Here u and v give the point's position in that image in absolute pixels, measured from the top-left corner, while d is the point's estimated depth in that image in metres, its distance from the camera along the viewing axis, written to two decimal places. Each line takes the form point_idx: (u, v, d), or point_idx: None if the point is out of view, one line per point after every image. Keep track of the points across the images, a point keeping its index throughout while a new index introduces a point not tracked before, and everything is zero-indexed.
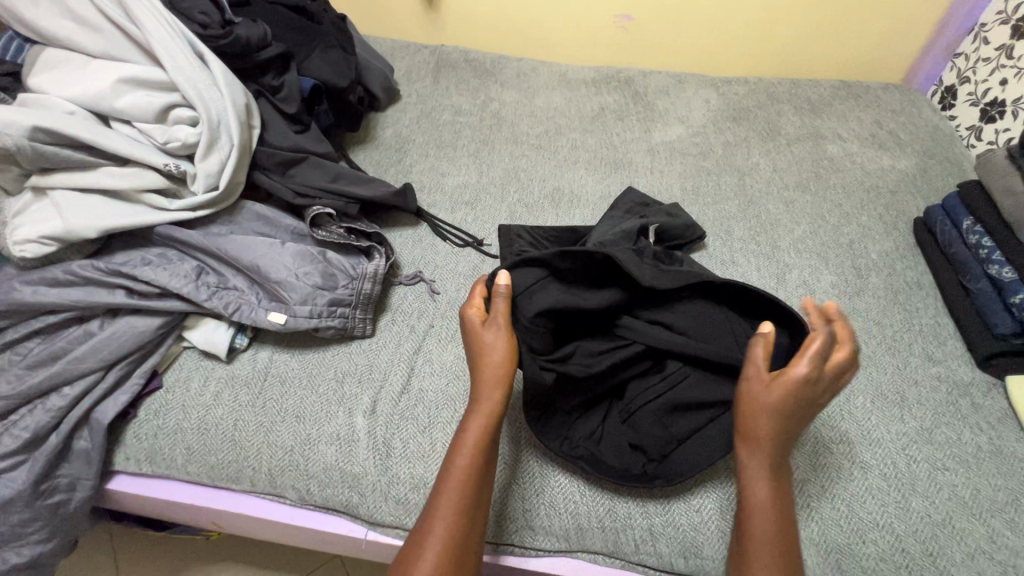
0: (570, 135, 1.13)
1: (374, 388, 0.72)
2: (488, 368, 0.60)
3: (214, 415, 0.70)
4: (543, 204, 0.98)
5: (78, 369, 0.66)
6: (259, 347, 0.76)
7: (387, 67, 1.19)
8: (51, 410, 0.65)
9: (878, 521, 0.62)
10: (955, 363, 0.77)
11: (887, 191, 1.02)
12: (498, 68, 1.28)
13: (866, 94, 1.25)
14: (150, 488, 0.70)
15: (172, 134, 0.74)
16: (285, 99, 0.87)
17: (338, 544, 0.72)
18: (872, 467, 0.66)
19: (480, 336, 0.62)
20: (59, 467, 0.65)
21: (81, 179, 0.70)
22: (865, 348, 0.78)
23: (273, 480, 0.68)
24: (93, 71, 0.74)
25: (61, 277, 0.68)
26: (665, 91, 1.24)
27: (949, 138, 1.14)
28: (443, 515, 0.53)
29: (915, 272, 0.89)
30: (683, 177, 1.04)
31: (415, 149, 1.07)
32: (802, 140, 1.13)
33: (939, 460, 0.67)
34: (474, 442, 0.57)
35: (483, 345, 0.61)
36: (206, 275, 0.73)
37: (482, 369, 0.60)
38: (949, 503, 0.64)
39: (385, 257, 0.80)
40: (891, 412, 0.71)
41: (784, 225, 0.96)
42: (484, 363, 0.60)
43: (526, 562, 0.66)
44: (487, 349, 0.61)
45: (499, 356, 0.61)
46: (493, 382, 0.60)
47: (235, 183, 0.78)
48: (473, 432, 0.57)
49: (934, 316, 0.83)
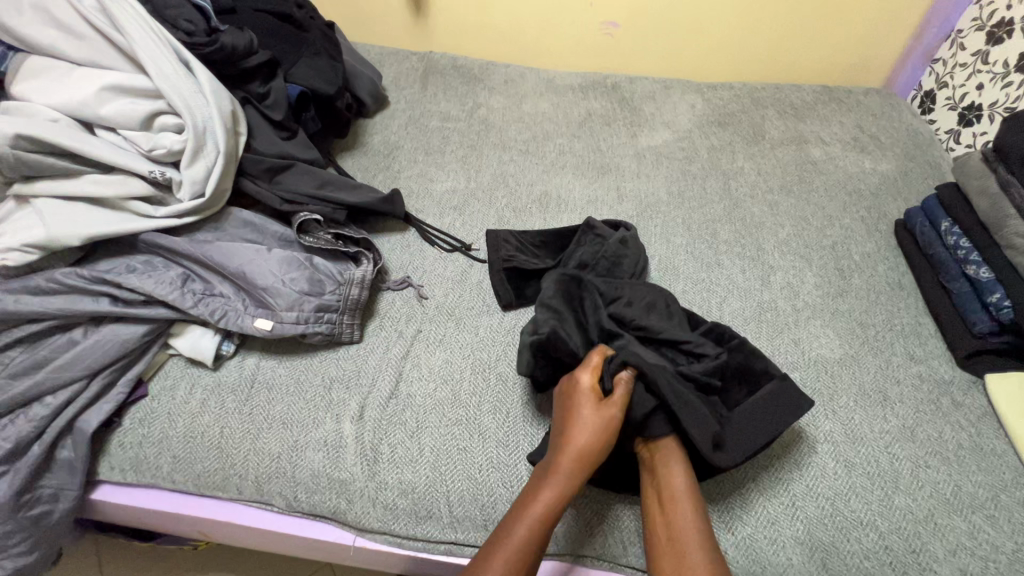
0: (558, 140, 1.14)
1: (361, 394, 0.72)
2: (585, 442, 0.58)
3: (200, 423, 0.69)
4: (531, 209, 0.99)
5: (62, 378, 0.65)
6: (246, 354, 0.75)
7: (375, 74, 1.20)
8: (34, 420, 0.64)
9: (862, 519, 0.63)
10: (937, 362, 0.79)
11: (869, 193, 1.04)
12: (486, 75, 1.29)
13: (848, 98, 1.27)
14: (134, 498, 0.69)
15: (157, 141, 0.74)
16: (271, 105, 0.87)
17: (326, 552, 0.71)
18: (856, 466, 0.67)
19: (582, 404, 0.61)
20: (42, 477, 0.65)
21: (65, 187, 0.70)
22: (849, 349, 0.79)
23: (260, 488, 0.67)
24: (78, 78, 0.74)
25: (43, 285, 0.67)
26: (650, 97, 1.26)
27: (928, 141, 1.16)
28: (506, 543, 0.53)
29: (896, 273, 0.91)
30: (669, 181, 1.05)
31: (403, 155, 1.08)
32: (786, 144, 1.15)
33: (922, 458, 0.68)
34: (551, 507, 0.56)
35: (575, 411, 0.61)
36: (191, 282, 0.72)
37: (572, 438, 0.59)
38: (932, 500, 0.64)
39: (373, 263, 0.80)
40: (874, 411, 0.73)
41: (768, 228, 0.97)
42: (579, 436, 0.59)
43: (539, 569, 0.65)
44: (588, 422, 0.59)
45: (598, 430, 0.59)
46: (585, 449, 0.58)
47: (221, 190, 0.78)
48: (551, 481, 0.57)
49: (915, 315, 0.84)
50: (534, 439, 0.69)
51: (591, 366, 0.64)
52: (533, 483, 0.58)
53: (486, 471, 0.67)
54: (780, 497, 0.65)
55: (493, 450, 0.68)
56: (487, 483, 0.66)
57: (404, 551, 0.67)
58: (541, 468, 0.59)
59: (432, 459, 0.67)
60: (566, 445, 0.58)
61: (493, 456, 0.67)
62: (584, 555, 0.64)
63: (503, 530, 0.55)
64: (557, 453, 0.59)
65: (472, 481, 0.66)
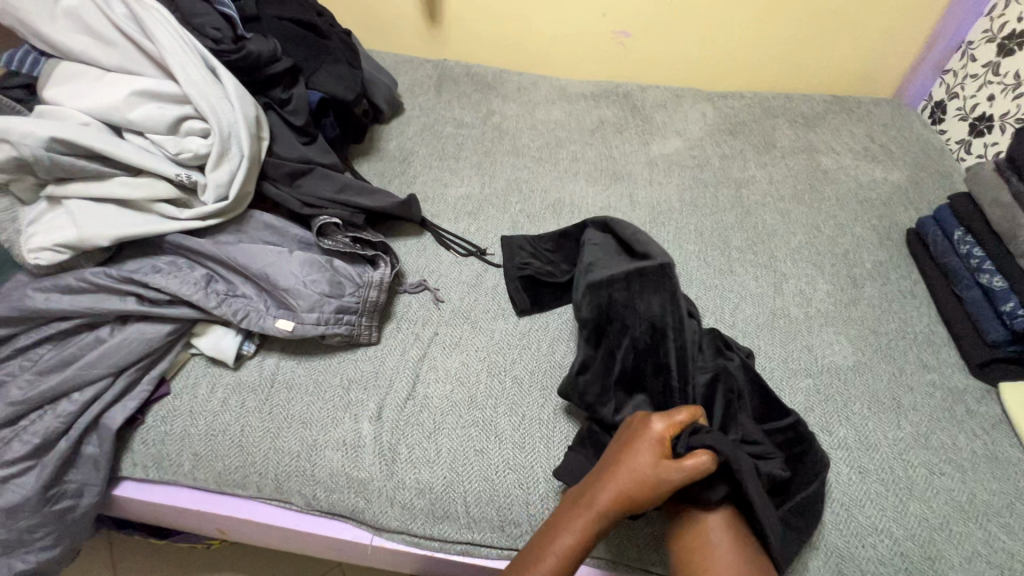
0: (571, 147, 1.15)
1: (380, 394, 0.73)
2: (634, 491, 0.56)
3: (221, 422, 0.71)
4: (544, 214, 1.00)
5: (88, 374, 0.67)
6: (266, 355, 0.77)
7: (392, 81, 1.22)
8: (61, 415, 0.65)
9: (877, 525, 0.63)
10: (950, 370, 0.79)
11: (880, 203, 1.05)
12: (499, 82, 1.31)
13: (858, 108, 1.28)
14: (155, 494, 0.70)
15: (184, 146, 0.75)
16: (293, 111, 0.89)
17: (342, 550, 0.72)
18: (870, 472, 0.68)
19: (643, 451, 0.58)
20: (67, 472, 0.66)
21: (94, 189, 0.71)
22: (862, 356, 0.80)
23: (279, 486, 0.69)
24: (108, 84, 0.76)
25: (72, 284, 0.69)
26: (662, 105, 1.27)
27: (939, 151, 1.17)
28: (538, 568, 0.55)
29: (908, 281, 0.91)
30: (681, 188, 1.07)
31: (419, 160, 1.10)
32: (797, 153, 1.16)
33: (936, 465, 0.68)
34: (576, 546, 0.56)
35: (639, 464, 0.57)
36: (215, 283, 0.74)
37: (617, 483, 0.57)
38: (947, 507, 0.65)
39: (390, 266, 0.82)
40: (888, 418, 0.73)
41: (780, 235, 0.98)
42: (628, 483, 0.57)
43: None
44: (641, 471, 0.57)
45: (649, 484, 0.56)
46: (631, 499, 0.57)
47: (244, 194, 0.80)
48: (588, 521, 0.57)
49: (928, 324, 0.85)
50: (550, 442, 0.70)
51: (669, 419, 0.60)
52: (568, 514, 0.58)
53: (503, 473, 0.67)
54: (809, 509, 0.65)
55: (509, 452, 0.69)
56: (504, 485, 0.67)
57: (421, 550, 0.68)
58: (578, 501, 0.59)
59: (449, 460, 0.68)
60: (606, 489, 0.58)
61: (510, 458, 0.68)
62: (601, 557, 0.65)
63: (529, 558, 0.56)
64: (598, 493, 0.58)
65: (489, 482, 0.67)
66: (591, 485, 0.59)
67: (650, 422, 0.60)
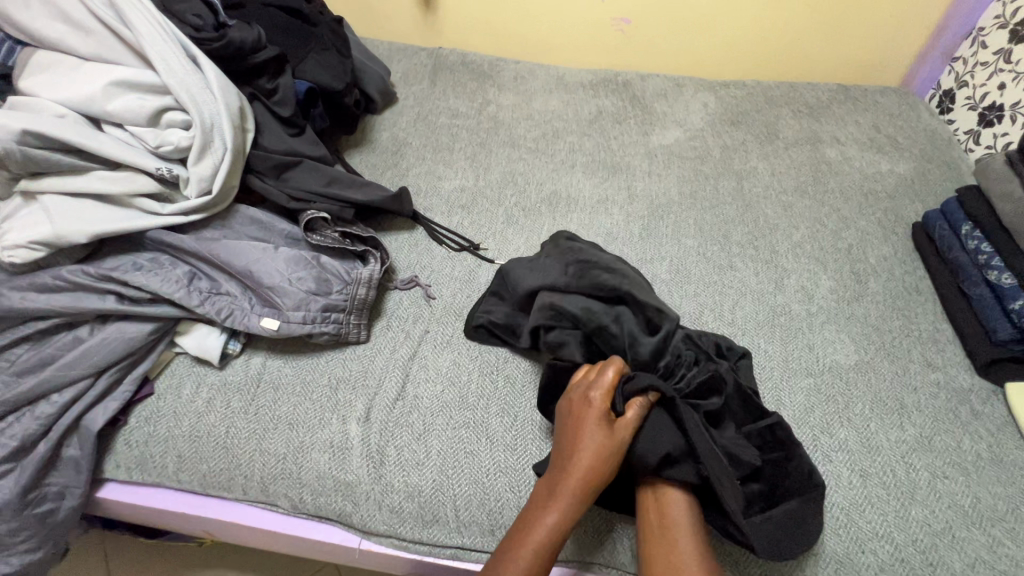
0: (568, 138, 1.12)
1: (368, 395, 0.71)
2: (590, 463, 0.57)
3: (206, 423, 0.69)
4: (540, 208, 0.98)
5: (67, 376, 0.65)
6: (252, 354, 0.75)
7: (384, 70, 1.19)
8: (40, 417, 0.64)
9: (878, 530, 0.62)
10: (955, 370, 0.77)
11: (886, 195, 1.02)
12: (495, 71, 1.28)
13: (864, 97, 1.24)
14: (140, 496, 0.69)
15: (164, 138, 0.73)
16: (279, 102, 0.86)
17: (330, 553, 0.71)
18: (871, 475, 0.66)
19: (587, 422, 0.60)
20: (48, 475, 0.64)
21: (71, 183, 0.69)
22: (865, 355, 0.78)
23: (265, 489, 0.67)
24: (85, 74, 0.73)
25: (49, 282, 0.67)
26: (662, 95, 1.24)
27: (947, 142, 1.14)
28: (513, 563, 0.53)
29: (914, 277, 0.88)
30: (680, 181, 1.04)
31: (411, 152, 1.07)
32: (801, 144, 1.12)
33: (939, 468, 0.66)
34: (549, 538, 0.55)
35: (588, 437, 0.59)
36: (198, 281, 0.72)
37: (576, 461, 0.58)
38: (950, 512, 0.63)
39: (380, 262, 0.79)
40: (890, 419, 0.71)
41: (782, 229, 0.95)
42: (581, 456, 0.58)
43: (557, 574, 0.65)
44: (593, 445, 0.58)
45: (603, 455, 0.58)
46: (589, 474, 0.57)
47: (229, 187, 0.77)
48: (556, 504, 0.56)
49: (933, 321, 0.83)
50: (543, 444, 0.68)
51: (603, 385, 0.62)
52: (535, 504, 0.58)
53: (494, 476, 0.66)
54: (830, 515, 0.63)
55: (501, 454, 0.67)
56: (494, 488, 0.65)
57: (411, 554, 0.66)
58: (543, 489, 0.59)
59: (438, 462, 0.66)
60: (569, 472, 0.57)
61: (501, 460, 0.67)
62: (594, 563, 0.63)
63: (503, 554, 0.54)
64: (556, 476, 0.58)
65: (479, 485, 0.65)
66: (553, 469, 0.59)
67: (589, 395, 0.62)
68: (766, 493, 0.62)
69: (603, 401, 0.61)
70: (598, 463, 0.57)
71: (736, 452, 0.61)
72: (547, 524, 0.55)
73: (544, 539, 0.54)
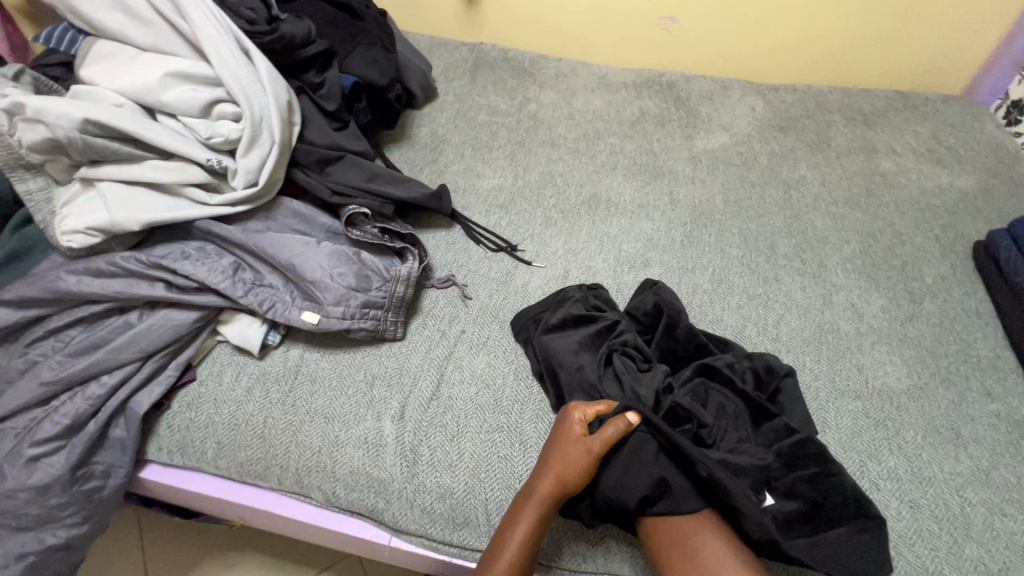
0: (609, 139, 1.10)
1: (403, 393, 0.72)
2: (564, 472, 0.58)
3: (244, 411, 0.70)
4: (579, 211, 0.96)
5: (117, 359, 0.67)
6: (291, 345, 0.76)
7: (426, 64, 1.18)
8: (91, 398, 0.66)
9: (928, 566, 0.59)
10: (1017, 400, 0.72)
11: (944, 211, 0.97)
12: (537, 69, 1.26)
13: (924, 106, 1.19)
14: (179, 479, 0.71)
15: (215, 130, 0.74)
16: (326, 95, 0.86)
17: (358, 547, 0.71)
18: (922, 508, 0.63)
19: (567, 436, 0.61)
20: (96, 454, 0.67)
21: (125, 172, 0.71)
22: (917, 379, 0.74)
23: (299, 480, 0.68)
24: (143, 64, 0.75)
25: (103, 267, 0.69)
26: (707, 97, 1.20)
27: (1013, 156, 1.08)
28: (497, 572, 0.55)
29: (974, 299, 0.84)
30: (725, 188, 1.01)
31: (450, 149, 1.06)
32: (854, 153, 1.08)
33: (997, 505, 0.63)
34: (519, 548, 0.56)
35: (566, 449, 0.59)
36: (242, 272, 0.73)
37: (548, 470, 0.59)
38: (1008, 552, 0.59)
39: (419, 259, 0.79)
40: (944, 449, 0.67)
41: (832, 242, 0.92)
42: (558, 466, 0.59)
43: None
44: (571, 455, 0.59)
45: (576, 469, 0.58)
46: (563, 482, 0.58)
47: (274, 180, 0.78)
48: (532, 513, 0.57)
49: (994, 347, 0.78)
50: None
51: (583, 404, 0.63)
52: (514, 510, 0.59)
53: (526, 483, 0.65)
54: None
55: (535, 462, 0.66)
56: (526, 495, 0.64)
57: (438, 555, 0.66)
58: (519, 498, 0.60)
59: (470, 465, 0.66)
60: (540, 482, 0.58)
61: (534, 467, 0.66)
62: (600, 573, 0.62)
63: (485, 563, 0.56)
64: (528, 488, 0.59)
65: (510, 491, 0.65)
66: (532, 478, 0.60)
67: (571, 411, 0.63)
68: (808, 511, 0.59)
69: (582, 416, 0.62)
70: (575, 473, 0.58)
71: (740, 462, 0.60)
72: (518, 535, 0.56)
73: (522, 546, 0.56)
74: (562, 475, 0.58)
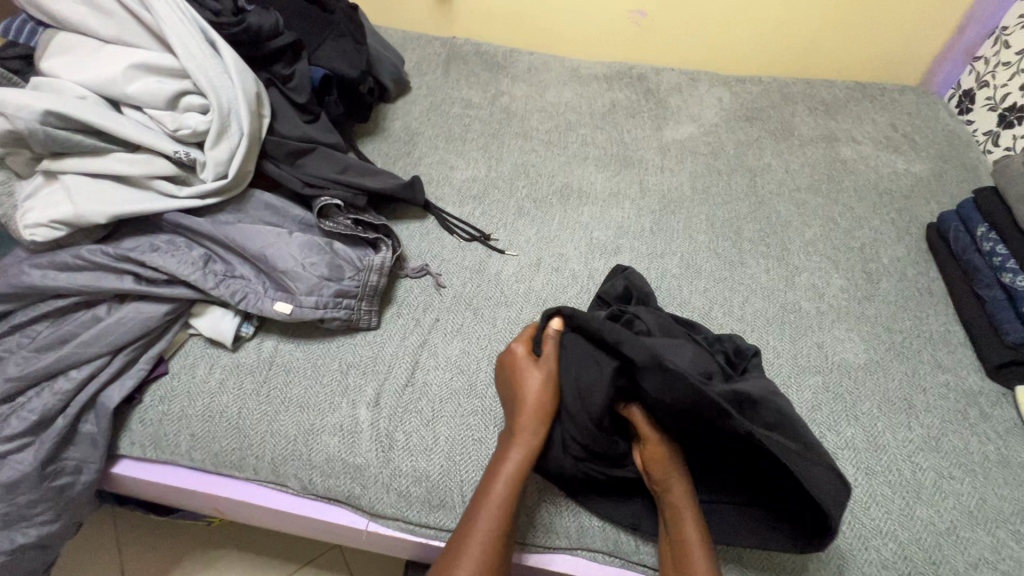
0: (580, 131, 1.12)
1: (378, 380, 0.72)
2: (534, 400, 0.63)
3: (218, 403, 0.70)
4: (551, 200, 0.98)
5: (86, 353, 0.66)
6: (264, 337, 0.76)
7: (398, 58, 1.19)
8: (59, 393, 0.65)
9: (881, 527, 0.62)
10: (965, 372, 0.76)
11: (900, 195, 1.01)
12: (509, 62, 1.28)
13: (882, 95, 1.23)
14: (153, 473, 0.70)
15: (182, 121, 0.74)
16: (296, 88, 0.87)
17: (337, 534, 0.72)
18: (877, 474, 0.66)
19: (522, 369, 0.66)
20: (66, 449, 0.66)
21: (91, 164, 0.70)
22: (873, 354, 0.78)
23: (275, 469, 0.68)
24: (106, 56, 0.74)
25: (69, 261, 0.68)
26: (676, 89, 1.23)
27: (965, 143, 1.12)
28: (493, 506, 0.57)
29: (927, 278, 0.88)
30: (693, 176, 1.03)
31: (424, 141, 1.07)
32: (816, 141, 1.12)
33: (945, 469, 0.66)
34: (511, 482, 0.59)
35: (527, 379, 0.65)
36: (213, 263, 0.73)
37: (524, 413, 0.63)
38: (955, 512, 0.63)
39: (392, 249, 0.80)
40: (897, 419, 0.71)
41: (795, 227, 0.95)
42: (526, 397, 0.64)
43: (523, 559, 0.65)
44: (534, 383, 0.64)
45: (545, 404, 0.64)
46: (538, 410, 0.63)
47: (244, 172, 0.78)
48: (518, 446, 0.61)
49: (945, 323, 0.82)
50: None
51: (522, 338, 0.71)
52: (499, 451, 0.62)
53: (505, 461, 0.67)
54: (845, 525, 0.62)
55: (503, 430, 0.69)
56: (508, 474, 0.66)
57: (416, 537, 0.67)
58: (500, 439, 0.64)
59: (446, 448, 0.67)
60: (518, 416, 0.63)
61: None
62: (573, 547, 0.64)
63: (479, 502, 0.58)
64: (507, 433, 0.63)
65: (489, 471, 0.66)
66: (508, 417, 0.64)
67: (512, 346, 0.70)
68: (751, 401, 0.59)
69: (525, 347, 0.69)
70: (541, 399, 0.64)
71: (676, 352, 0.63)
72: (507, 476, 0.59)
73: (513, 478, 0.59)
74: (533, 402, 0.63)
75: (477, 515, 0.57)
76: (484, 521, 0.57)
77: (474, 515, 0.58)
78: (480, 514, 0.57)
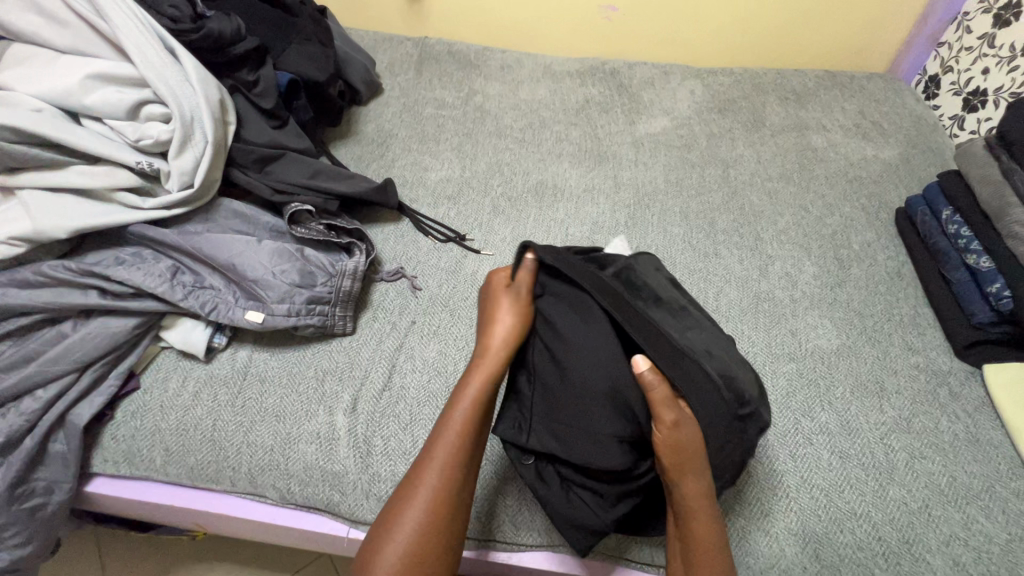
0: (554, 127, 1.12)
1: (355, 385, 0.72)
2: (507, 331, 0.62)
3: (192, 416, 0.69)
4: (526, 198, 0.98)
5: (52, 371, 0.65)
6: (238, 347, 0.75)
7: (369, 60, 1.18)
8: (25, 413, 0.64)
9: (856, 509, 0.63)
10: (935, 353, 0.78)
11: (870, 181, 1.03)
12: (482, 61, 1.27)
13: (851, 83, 1.25)
14: (129, 490, 0.69)
15: (143, 131, 0.72)
16: (261, 94, 0.86)
17: (321, 542, 0.71)
18: (851, 457, 0.67)
19: (499, 296, 0.65)
20: (35, 470, 0.65)
21: (49, 178, 0.69)
22: (846, 339, 0.79)
23: (253, 480, 0.67)
24: (61, 67, 0.72)
25: (30, 278, 0.67)
26: (649, 83, 1.23)
27: (932, 128, 1.14)
28: (442, 451, 0.55)
29: (897, 262, 0.89)
30: (666, 169, 1.04)
31: (397, 143, 1.06)
32: (787, 131, 1.13)
33: (917, 449, 0.68)
34: (465, 422, 0.57)
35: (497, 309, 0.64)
36: (182, 275, 0.72)
37: (476, 370, 0.60)
38: (927, 491, 0.64)
39: (365, 254, 0.80)
40: (869, 402, 0.72)
41: (767, 216, 0.96)
42: (497, 325, 0.63)
43: (505, 557, 0.66)
44: (507, 312, 0.64)
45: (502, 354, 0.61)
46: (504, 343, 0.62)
47: (211, 181, 0.77)
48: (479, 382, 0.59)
49: (914, 306, 0.83)
50: None
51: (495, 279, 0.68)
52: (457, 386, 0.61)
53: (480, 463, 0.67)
54: (822, 508, 0.63)
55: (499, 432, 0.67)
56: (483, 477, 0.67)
57: None
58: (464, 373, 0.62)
59: None
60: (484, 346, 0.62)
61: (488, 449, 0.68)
62: (556, 544, 0.64)
63: (426, 451, 0.56)
64: (456, 392, 0.59)
65: None
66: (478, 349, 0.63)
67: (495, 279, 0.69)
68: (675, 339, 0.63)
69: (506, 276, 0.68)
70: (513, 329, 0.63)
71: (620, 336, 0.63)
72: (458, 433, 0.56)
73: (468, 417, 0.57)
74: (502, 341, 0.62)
75: (426, 461, 0.55)
76: (430, 474, 0.54)
77: (424, 462, 0.56)
78: (432, 451, 0.56)
